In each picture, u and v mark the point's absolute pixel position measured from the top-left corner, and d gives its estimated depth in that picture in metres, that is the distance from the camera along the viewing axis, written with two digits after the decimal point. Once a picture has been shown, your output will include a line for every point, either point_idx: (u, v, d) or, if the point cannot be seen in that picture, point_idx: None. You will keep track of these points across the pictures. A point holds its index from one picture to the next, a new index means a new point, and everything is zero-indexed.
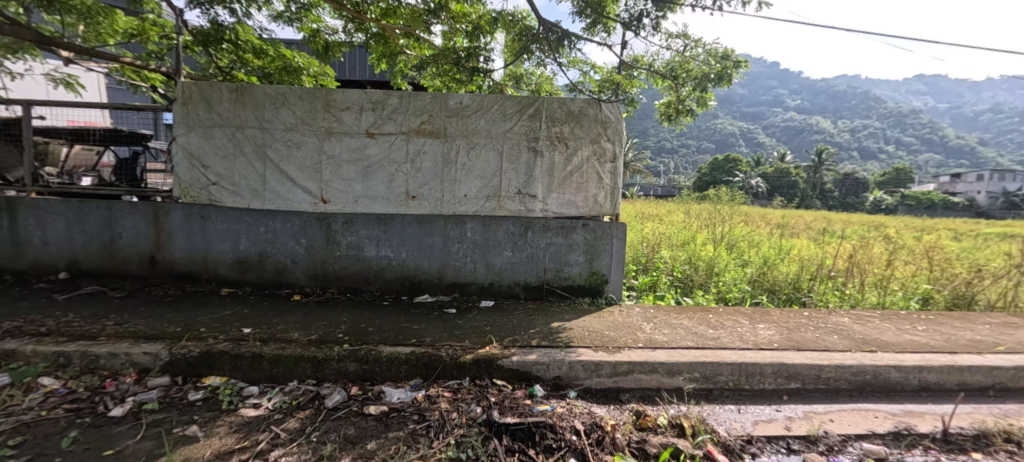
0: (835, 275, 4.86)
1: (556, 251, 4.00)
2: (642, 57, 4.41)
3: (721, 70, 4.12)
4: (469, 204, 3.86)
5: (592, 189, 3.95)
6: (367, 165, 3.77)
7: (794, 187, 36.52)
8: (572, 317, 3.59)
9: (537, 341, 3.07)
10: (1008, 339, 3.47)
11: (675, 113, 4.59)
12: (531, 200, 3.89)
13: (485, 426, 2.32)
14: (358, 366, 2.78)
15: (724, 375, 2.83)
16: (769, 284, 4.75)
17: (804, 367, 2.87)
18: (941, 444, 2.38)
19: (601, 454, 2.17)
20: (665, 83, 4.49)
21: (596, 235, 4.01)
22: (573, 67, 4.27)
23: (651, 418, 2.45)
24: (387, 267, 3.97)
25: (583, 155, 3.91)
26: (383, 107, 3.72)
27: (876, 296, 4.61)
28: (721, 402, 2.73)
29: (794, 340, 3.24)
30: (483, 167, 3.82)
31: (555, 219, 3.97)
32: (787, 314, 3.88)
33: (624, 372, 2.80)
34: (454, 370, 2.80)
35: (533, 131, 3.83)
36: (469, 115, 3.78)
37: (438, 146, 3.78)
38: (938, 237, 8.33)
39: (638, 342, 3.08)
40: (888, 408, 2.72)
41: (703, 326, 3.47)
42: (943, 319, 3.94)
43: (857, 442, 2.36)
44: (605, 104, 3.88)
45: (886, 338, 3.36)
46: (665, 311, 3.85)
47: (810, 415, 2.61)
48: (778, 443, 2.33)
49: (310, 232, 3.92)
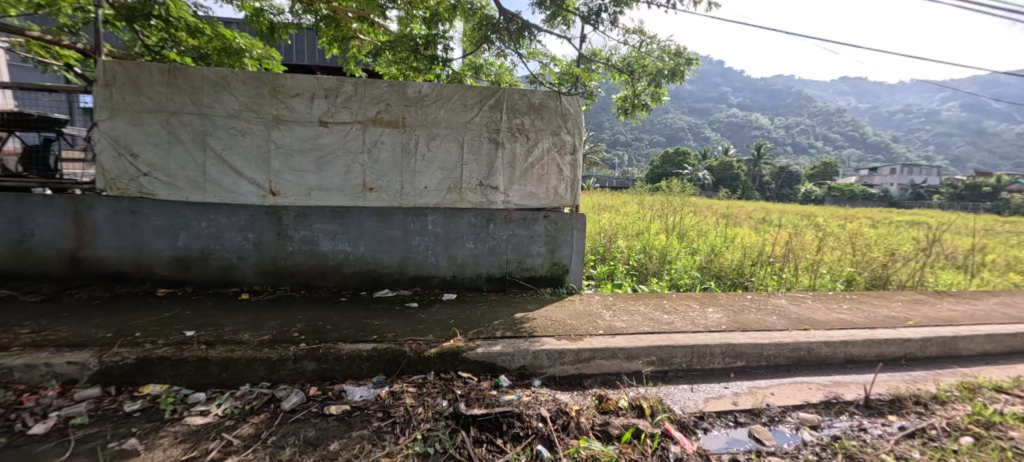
0: (773, 260, 5.27)
1: (517, 243, 4.03)
2: (600, 52, 4.47)
3: (674, 66, 4.33)
4: (430, 197, 3.78)
5: (552, 181, 4.00)
6: (320, 155, 3.57)
7: (735, 179, 39.07)
8: (534, 307, 3.65)
9: (501, 332, 3.07)
10: (916, 314, 3.93)
11: (631, 107, 4.74)
12: (493, 192, 3.89)
13: (452, 420, 2.31)
14: (316, 365, 2.66)
15: (678, 357, 2.99)
16: (716, 271, 5.06)
17: (749, 347, 3.09)
18: (864, 410, 2.66)
19: (567, 439, 2.23)
20: (622, 77, 4.59)
21: (557, 227, 4.07)
22: (533, 59, 4.27)
23: (613, 401, 2.54)
24: (345, 262, 3.82)
25: (544, 147, 3.94)
26: (337, 95, 3.53)
27: (807, 279, 5.05)
28: (676, 382, 2.88)
29: (739, 322, 3.49)
30: (444, 158, 3.75)
31: (516, 211, 3.99)
32: (733, 298, 4.17)
33: (586, 359, 2.87)
34: (419, 365, 2.75)
35: (494, 122, 3.81)
36: (428, 104, 3.68)
37: (397, 136, 3.65)
38: (858, 225, 9.22)
39: (599, 329, 3.18)
40: (819, 380, 3.01)
41: (658, 312, 3.64)
42: (864, 299, 4.39)
43: (794, 412, 2.59)
44: (565, 97, 3.92)
45: (818, 317, 3.70)
46: (622, 299, 4.00)
47: (754, 390, 2.83)
48: (727, 417, 2.51)
49: (258, 226, 3.68)
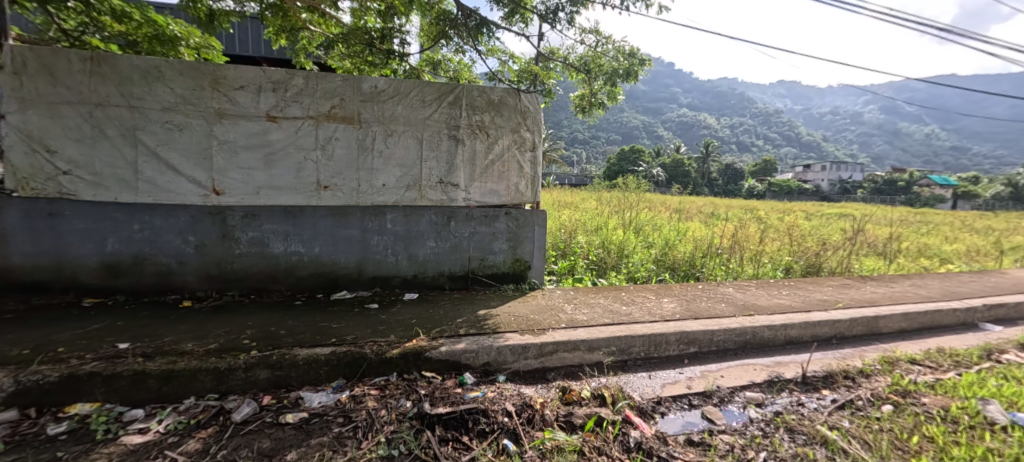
0: (721, 252, 5.59)
1: (479, 240, 4.01)
2: (558, 50, 4.53)
3: (628, 67, 4.48)
4: (388, 195, 3.67)
5: (513, 178, 4.02)
6: (268, 152, 3.37)
7: (684, 176, 40.97)
8: (497, 304, 3.65)
9: (464, 329, 3.04)
10: (845, 297, 4.30)
11: (588, 106, 4.83)
12: (453, 189, 3.84)
13: (417, 420, 2.27)
14: (270, 373, 2.52)
15: (637, 347, 3.10)
16: (670, 263, 5.29)
17: (701, 333, 3.25)
18: (801, 386, 2.88)
19: (532, 431, 2.25)
20: (579, 76, 4.67)
21: (519, 223, 4.09)
22: (492, 56, 4.26)
23: (576, 392, 2.59)
24: (299, 264, 3.65)
25: (504, 144, 3.95)
26: (286, 88, 3.34)
27: (751, 268, 5.40)
28: (635, 370, 2.99)
29: (692, 310, 3.67)
30: (403, 155, 3.66)
31: (477, 208, 3.97)
32: (685, 288, 4.38)
33: (550, 352, 2.91)
34: (380, 367, 2.67)
35: (453, 119, 3.76)
36: (385, 100, 3.57)
37: (352, 132, 3.52)
38: (794, 217, 9.96)
39: (561, 323, 3.24)
40: (763, 361, 3.22)
41: (617, 304, 3.76)
42: (801, 285, 4.76)
43: (741, 392, 2.76)
44: (524, 94, 3.94)
45: (761, 303, 3.97)
46: (583, 292, 4.09)
47: (706, 374, 2.98)
48: (682, 401, 2.63)
49: (200, 228, 3.43)
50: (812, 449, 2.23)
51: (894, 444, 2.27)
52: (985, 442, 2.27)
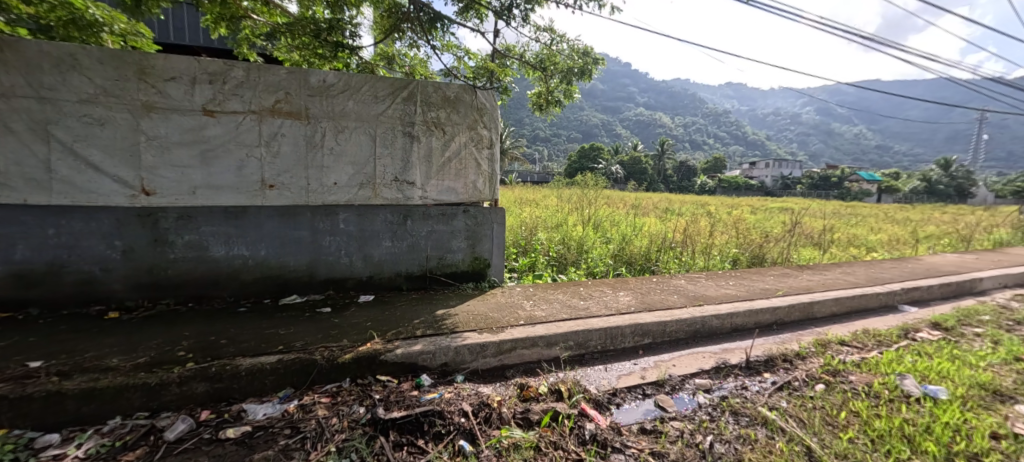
0: (674, 246, 5.81)
1: (437, 239, 3.94)
2: (514, 47, 4.53)
3: (583, 66, 4.55)
4: (340, 193, 3.53)
5: (470, 176, 3.97)
6: (206, 148, 3.15)
7: (641, 173, 42.29)
8: (456, 303, 3.60)
9: (421, 330, 2.97)
10: (785, 286, 4.59)
11: (545, 103, 4.87)
12: (409, 188, 3.75)
13: (370, 426, 2.19)
14: (208, 386, 2.36)
15: (593, 340, 3.15)
16: (627, 257, 5.43)
17: (654, 325, 3.36)
18: (746, 371, 3.04)
19: (489, 430, 2.23)
20: (535, 73, 4.69)
21: (477, 221, 4.06)
22: (447, 52, 4.19)
23: (533, 388, 2.60)
24: (242, 268, 3.44)
25: (460, 141, 3.90)
26: (224, 80, 3.13)
27: (702, 261, 5.64)
28: (592, 364, 3.04)
29: (646, 303, 3.78)
30: (355, 152, 3.53)
31: (434, 206, 3.90)
32: (641, 282, 4.51)
33: (508, 349, 2.90)
34: (332, 373, 2.56)
35: (407, 115, 3.67)
36: (334, 94, 3.42)
37: (299, 128, 3.35)
38: (741, 212, 10.53)
39: (520, 320, 3.24)
40: (712, 348, 3.37)
41: (575, 299, 3.82)
42: (747, 275, 5.02)
43: (691, 380, 2.88)
44: (480, 91, 3.90)
45: (710, 294, 4.15)
46: (542, 289, 4.12)
47: (659, 363, 3.08)
48: (636, 391, 2.71)
49: (128, 231, 3.16)
50: (753, 430, 2.35)
51: (825, 420, 2.43)
52: (901, 413, 2.48)
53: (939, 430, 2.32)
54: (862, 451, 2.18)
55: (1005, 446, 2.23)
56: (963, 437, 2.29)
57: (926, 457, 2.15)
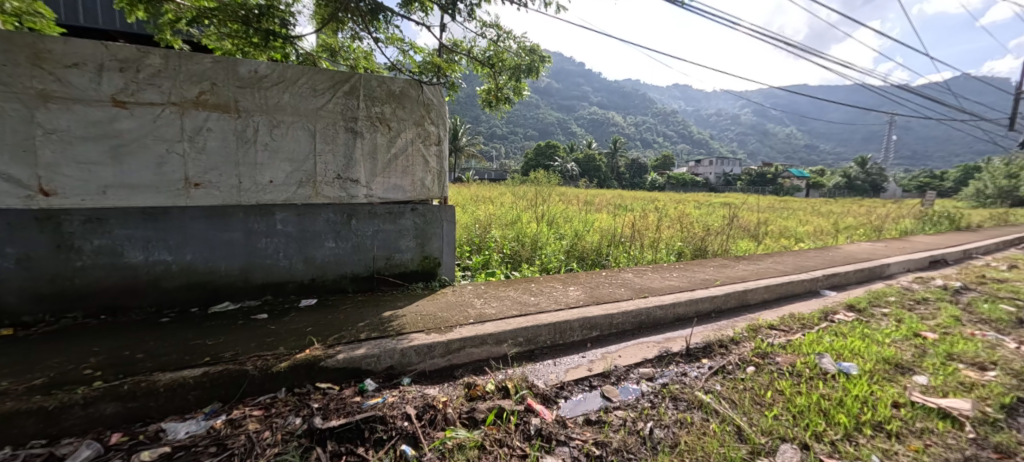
0: (624, 240, 5.99)
1: (384, 238, 3.82)
2: (461, 43, 4.47)
3: (530, 63, 4.56)
4: (276, 192, 3.34)
5: (418, 173, 3.88)
6: (118, 144, 2.87)
7: (596, 171, 43.37)
8: (404, 304, 3.51)
9: (365, 334, 2.87)
10: (723, 276, 4.85)
11: (495, 100, 4.85)
12: (353, 185, 3.60)
13: (305, 437, 2.09)
14: (120, 406, 2.15)
15: (543, 335, 3.18)
16: (579, 252, 5.53)
17: (602, 318, 3.44)
18: (686, 357, 3.18)
19: (434, 433, 2.19)
20: (484, 70, 4.65)
21: (426, 219, 3.97)
22: (391, 45, 4.06)
23: (481, 387, 2.58)
24: (165, 275, 3.17)
25: (407, 138, 3.80)
26: (138, 68, 2.85)
27: (650, 254, 5.86)
28: (541, 359, 3.07)
29: (594, 296, 3.87)
30: (292, 148, 3.34)
31: (381, 205, 3.77)
32: (591, 276, 4.61)
33: (456, 349, 2.86)
34: (266, 383, 2.42)
35: (350, 110, 3.52)
36: (267, 86, 3.22)
37: (228, 122, 3.12)
38: (687, 207, 11.04)
39: (469, 318, 3.21)
40: (656, 338, 3.50)
41: (526, 295, 3.84)
42: (690, 267, 5.27)
43: (635, 369, 2.97)
44: (426, 86, 3.82)
45: (655, 286, 4.31)
46: (493, 286, 4.11)
47: (605, 355, 3.16)
48: (582, 383, 2.76)
49: (24, 238, 2.82)
50: (690, 414, 2.46)
51: (754, 400, 2.59)
52: (819, 389, 2.69)
53: (849, 402, 2.54)
54: (785, 427, 2.33)
55: (904, 414, 2.48)
56: (870, 407, 2.52)
57: (839, 428, 2.34)
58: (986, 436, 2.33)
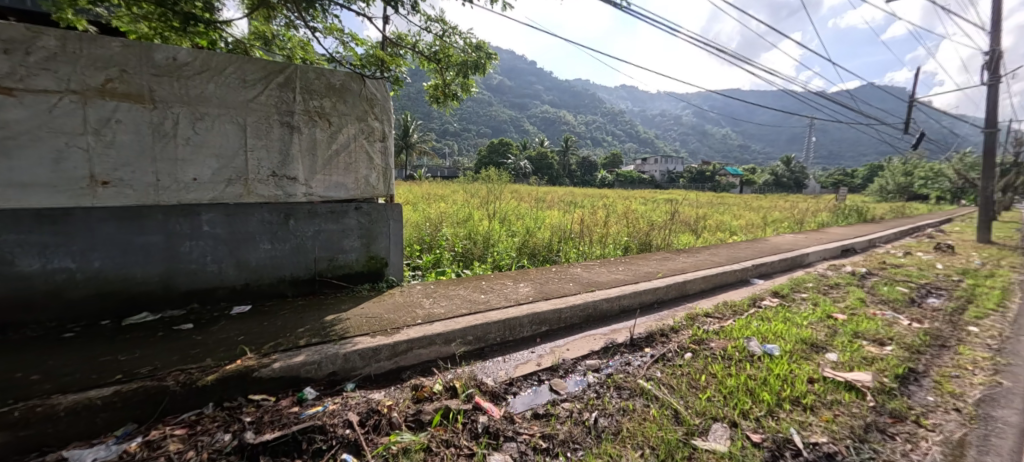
0: (573, 236, 6.11)
1: (326, 239, 3.64)
2: (406, 36, 4.33)
3: (477, 59, 4.51)
4: (202, 190, 3.09)
5: (362, 170, 3.74)
6: (4, 136, 2.52)
7: (547, 168, 44.05)
8: (348, 306, 3.37)
9: (305, 340, 2.73)
10: (665, 268, 5.09)
11: (443, 97, 4.78)
12: (290, 183, 3.41)
13: (236, 454, 1.95)
14: (10, 435, 1.90)
15: (492, 333, 3.17)
16: (530, 249, 5.58)
17: (550, 313, 3.49)
18: (630, 347, 3.30)
19: (377, 438, 2.12)
20: (430, 65, 4.56)
21: (372, 219, 3.83)
22: (330, 35, 3.87)
23: (428, 388, 2.53)
24: (69, 285, 2.84)
25: (349, 134, 3.64)
26: (28, 51, 2.52)
27: (599, 249, 6.02)
28: (490, 356, 3.06)
29: (543, 292, 3.92)
30: (219, 143, 3.10)
31: (322, 204, 3.59)
32: (541, 272, 4.66)
33: (403, 351, 2.79)
34: (190, 399, 2.23)
35: (285, 103, 3.32)
36: (189, 75, 2.96)
37: (142, 114, 2.84)
38: (634, 203, 11.46)
39: (417, 318, 3.14)
40: (602, 330, 3.61)
41: (476, 293, 3.81)
42: (636, 261, 5.47)
43: (583, 362, 3.04)
44: (369, 80, 3.67)
45: (602, 279, 4.44)
46: (443, 285, 4.05)
47: (554, 349, 3.21)
48: (531, 379, 2.79)
49: None
50: (632, 401, 2.55)
51: (690, 384, 2.73)
52: (746, 370, 2.89)
53: (772, 381, 2.74)
54: (717, 408, 2.48)
55: (817, 388, 2.72)
56: (789, 384, 2.74)
57: (762, 405, 2.52)
58: (884, 404, 2.62)
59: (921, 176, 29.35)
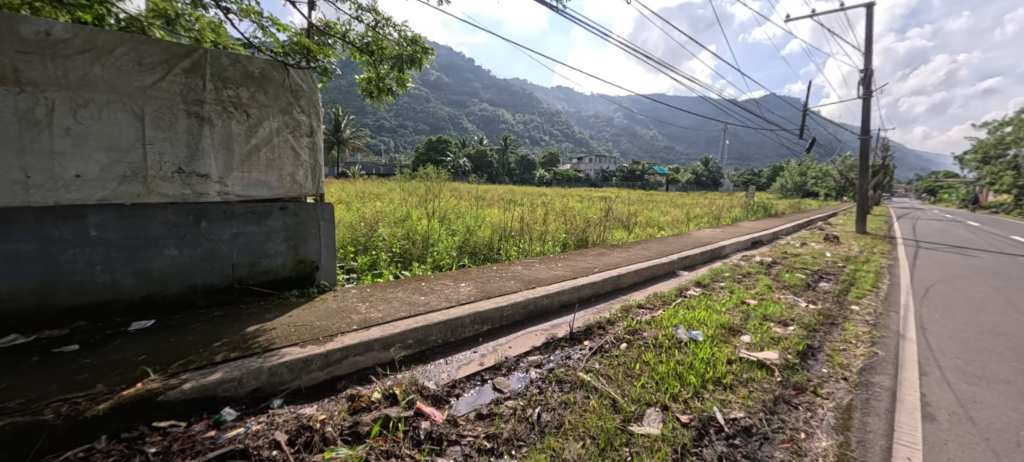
0: (513, 234, 6.14)
1: (246, 242, 3.32)
2: (335, 25, 4.06)
3: (413, 53, 4.38)
4: (87, 189, 2.66)
5: (287, 167, 3.45)
6: None
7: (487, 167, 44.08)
8: (274, 315, 3.10)
9: (223, 355, 2.46)
10: (601, 263, 5.27)
11: (376, 91, 4.56)
12: (201, 181, 3.05)
13: None
14: None
15: (433, 335, 3.07)
16: (470, 247, 5.51)
17: (492, 311, 3.46)
18: (569, 341, 3.37)
19: (309, 457, 1.96)
20: (363, 57, 4.31)
21: (299, 219, 3.56)
22: (246, 18, 3.52)
23: (365, 397, 2.39)
24: None
25: (271, 127, 3.34)
26: None
27: (538, 246, 6.10)
28: (432, 359, 2.96)
29: (485, 291, 3.88)
30: (109, 134, 2.70)
31: (240, 204, 3.26)
32: (482, 271, 4.62)
33: (337, 359, 2.61)
34: (78, 433, 1.92)
35: (192, 91, 2.96)
36: (68, 55, 2.55)
37: (5, 98, 2.40)
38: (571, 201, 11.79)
39: (352, 324, 2.95)
40: (543, 326, 3.64)
41: (415, 294, 3.68)
42: (574, 257, 5.62)
43: (525, 358, 3.04)
44: (293, 70, 3.40)
45: (542, 276, 4.49)
46: (380, 287, 3.86)
47: (496, 348, 3.18)
48: (474, 379, 2.74)
49: None
50: (573, 394, 2.59)
51: (626, 373, 2.83)
52: (675, 356, 3.06)
53: (698, 365, 2.93)
54: (651, 393, 2.59)
55: (735, 368, 2.94)
56: (713, 366, 2.93)
57: (689, 387, 2.68)
58: (789, 378, 2.90)
59: (814, 176, 33.30)
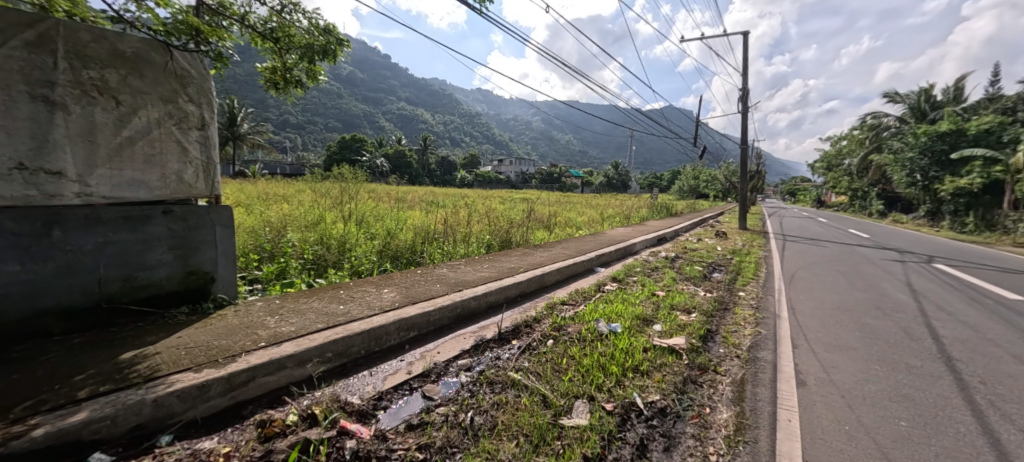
0: (437, 236, 5.97)
1: (119, 253, 2.80)
2: (231, 4, 3.56)
3: (325, 44, 4.00)
4: None
5: (171, 164, 2.97)
6: None
7: (405, 168, 42.76)
8: (158, 337, 2.65)
9: (91, 389, 2.04)
10: (525, 263, 5.33)
11: (282, 81, 4.18)
12: (52, 180, 2.50)
13: None
14: None
15: (356, 346, 2.84)
16: (392, 251, 5.24)
17: (419, 316, 3.30)
18: (498, 342, 3.33)
19: None
20: (265, 44, 3.91)
21: (189, 224, 3.09)
22: None
23: (279, 422, 2.12)
24: None
25: (150, 117, 2.85)
26: None
27: (462, 248, 6.00)
28: (354, 372, 2.74)
29: (410, 296, 3.70)
30: None
31: (109, 207, 2.74)
32: (405, 275, 4.41)
33: (242, 382, 2.29)
34: None
35: (39, 70, 2.43)
36: None
37: None
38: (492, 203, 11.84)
39: (259, 341, 2.62)
40: (471, 328, 3.57)
41: (333, 304, 3.39)
42: (499, 257, 5.62)
43: (454, 362, 2.95)
44: (177, 52, 2.97)
45: (468, 278, 4.42)
46: (291, 298, 3.50)
47: (424, 354, 3.03)
48: (402, 389, 2.58)
49: None
50: (505, 394, 2.55)
51: (554, 368, 2.87)
52: (598, 348, 3.17)
53: (619, 354, 3.06)
54: (578, 386, 2.65)
55: (650, 355, 3.13)
56: (631, 355, 3.09)
57: (612, 376, 2.78)
58: (694, 360, 3.15)
59: (706, 179, 37.29)
